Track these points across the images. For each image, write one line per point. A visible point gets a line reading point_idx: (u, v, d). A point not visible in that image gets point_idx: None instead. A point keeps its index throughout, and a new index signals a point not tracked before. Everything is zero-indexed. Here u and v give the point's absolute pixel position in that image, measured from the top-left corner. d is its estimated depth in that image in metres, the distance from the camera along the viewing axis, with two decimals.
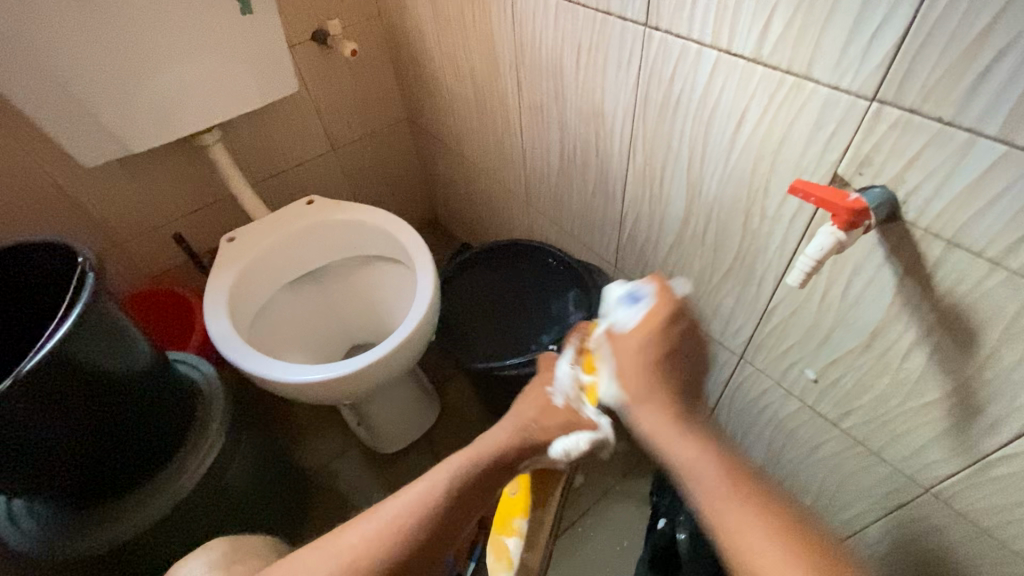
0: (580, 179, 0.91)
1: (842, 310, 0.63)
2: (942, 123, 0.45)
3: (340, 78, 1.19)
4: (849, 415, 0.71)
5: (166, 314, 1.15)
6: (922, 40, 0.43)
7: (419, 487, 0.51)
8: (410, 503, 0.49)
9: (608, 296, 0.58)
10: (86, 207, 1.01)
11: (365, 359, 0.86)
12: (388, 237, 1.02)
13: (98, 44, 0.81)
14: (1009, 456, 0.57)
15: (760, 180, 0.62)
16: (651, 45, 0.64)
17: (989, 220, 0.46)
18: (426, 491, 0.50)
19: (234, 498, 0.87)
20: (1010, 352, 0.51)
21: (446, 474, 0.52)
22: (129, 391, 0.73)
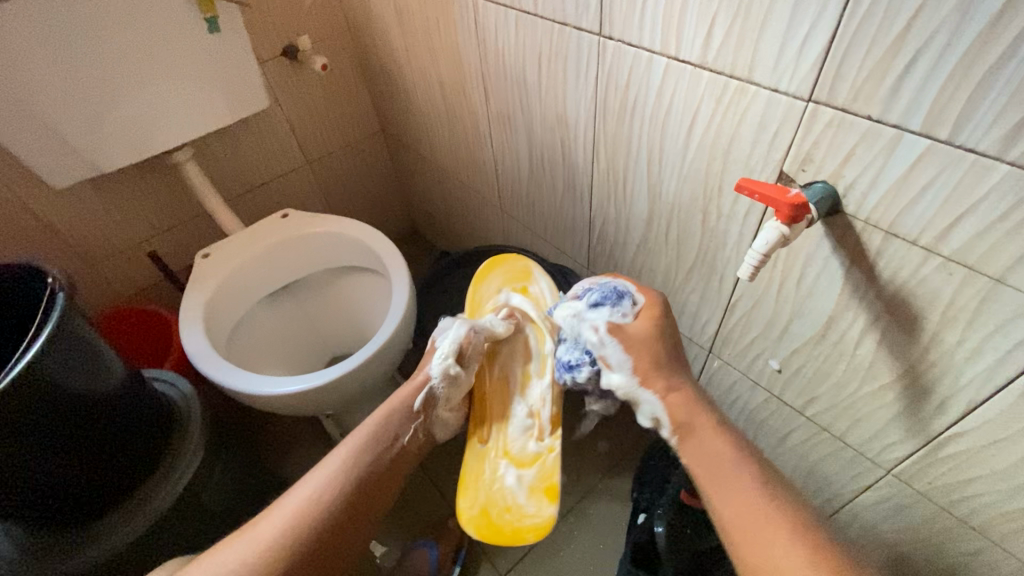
0: (549, 184, 0.94)
1: (798, 301, 0.66)
2: (871, 121, 0.48)
3: (312, 92, 1.20)
4: (812, 402, 0.74)
5: (143, 333, 1.15)
6: (848, 43, 0.46)
7: (338, 457, 0.64)
8: (301, 505, 0.59)
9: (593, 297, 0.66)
10: (57, 229, 1.00)
11: (341, 369, 0.87)
12: (363, 248, 1.03)
13: (63, 66, 0.82)
14: (958, 435, 0.59)
15: (714, 179, 0.65)
16: (606, 53, 0.67)
17: (921, 209, 0.49)
18: (345, 459, 0.64)
19: (210, 511, 0.88)
20: (950, 334, 0.53)
21: (367, 433, 0.68)
22: (105, 410, 0.73)
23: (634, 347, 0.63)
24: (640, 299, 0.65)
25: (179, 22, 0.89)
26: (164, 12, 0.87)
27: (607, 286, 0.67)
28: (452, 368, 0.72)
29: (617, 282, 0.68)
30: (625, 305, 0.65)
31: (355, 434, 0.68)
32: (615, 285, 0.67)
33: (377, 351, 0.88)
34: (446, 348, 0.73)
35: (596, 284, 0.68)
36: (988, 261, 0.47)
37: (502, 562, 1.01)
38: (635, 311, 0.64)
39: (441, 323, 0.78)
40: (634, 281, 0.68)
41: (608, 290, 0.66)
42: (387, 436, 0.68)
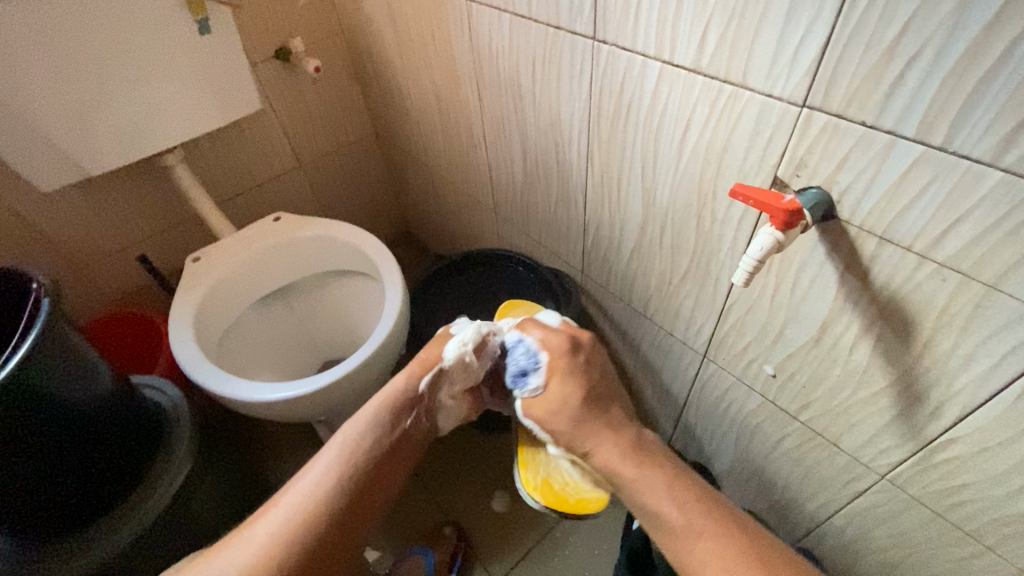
0: (543, 188, 0.93)
1: (792, 307, 0.65)
2: (866, 127, 0.48)
3: (305, 95, 1.19)
4: (806, 407, 0.73)
5: (132, 337, 1.13)
6: (841, 50, 0.46)
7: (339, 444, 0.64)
8: (312, 494, 0.59)
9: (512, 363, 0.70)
10: (45, 232, 0.99)
11: (333, 375, 0.86)
12: (356, 251, 1.03)
13: (49, 66, 0.80)
14: (952, 440, 0.59)
15: (709, 185, 0.64)
16: (600, 57, 0.67)
17: (915, 215, 0.49)
18: (349, 443, 0.64)
19: (199, 519, 0.87)
20: (944, 340, 0.53)
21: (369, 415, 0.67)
22: (90, 417, 0.71)
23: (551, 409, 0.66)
24: (544, 366, 0.68)
25: (168, 24, 0.88)
26: (154, 13, 0.86)
27: (516, 348, 0.71)
28: (469, 355, 0.72)
29: (528, 340, 0.70)
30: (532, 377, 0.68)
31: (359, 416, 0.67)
32: (526, 346, 0.70)
33: (370, 356, 0.88)
34: (467, 336, 0.72)
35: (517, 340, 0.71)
36: (983, 267, 0.47)
37: (496, 568, 1.00)
38: (544, 379, 0.67)
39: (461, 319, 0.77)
40: (538, 332, 0.71)
41: (517, 364, 0.70)
42: (388, 415, 0.67)
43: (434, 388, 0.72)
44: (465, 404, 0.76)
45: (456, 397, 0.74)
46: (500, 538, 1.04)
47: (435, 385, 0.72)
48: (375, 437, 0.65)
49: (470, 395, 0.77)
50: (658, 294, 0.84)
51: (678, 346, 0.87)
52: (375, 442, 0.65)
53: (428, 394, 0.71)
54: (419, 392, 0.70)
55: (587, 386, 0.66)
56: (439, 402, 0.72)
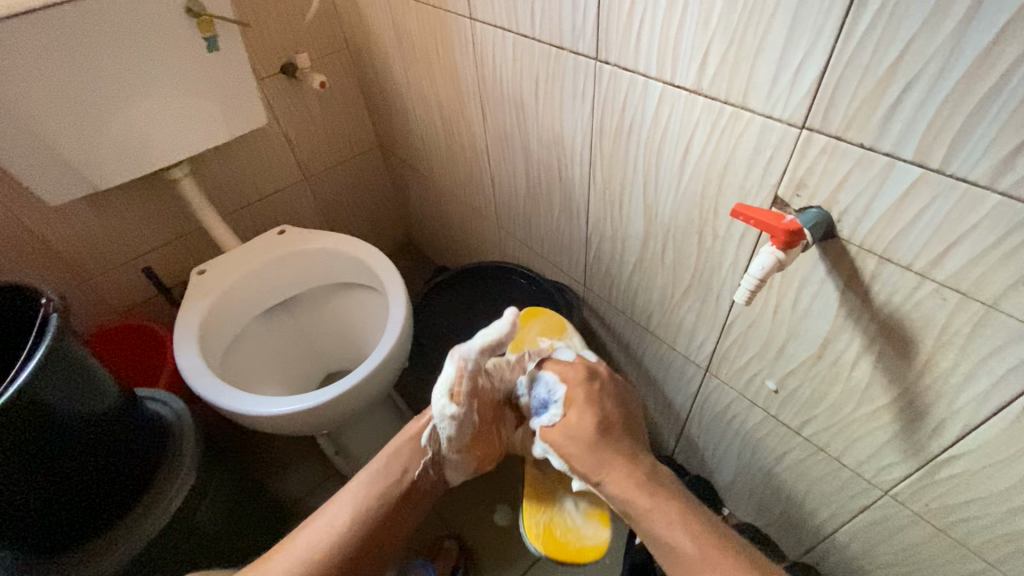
0: (546, 203, 0.94)
1: (793, 323, 0.66)
2: (864, 149, 0.49)
3: (310, 109, 1.21)
4: (808, 423, 0.74)
5: (136, 350, 1.14)
6: (840, 74, 0.47)
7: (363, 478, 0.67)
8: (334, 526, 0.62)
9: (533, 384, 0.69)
10: (53, 245, 1.00)
11: (337, 389, 0.86)
12: (360, 264, 1.03)
13: (60, 82, 0.82)
14: (954, 457, 0.59)
15: (710, 202, 0.65)
16: (602, 77, 0.68)
17: (914, 235, 0.49)
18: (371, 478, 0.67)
19: (205, 531, 0.87)
20: (944, 358, 0.54)
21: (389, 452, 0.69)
22: (98, 431, 0.72)
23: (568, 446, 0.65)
24: (562, 400, 0.67)
25: (178, 41, 0.90)
26: (164, 31, 0.88)
27: (537, 390, 0.69)
28: (451, 411, 0.65)
29: (547, 377, 0.69)
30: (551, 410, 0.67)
31: (380, 457, 0.69)
32: (547, 382, 0.68)
33: (374, 369, 0.88)
34: (445, 402, 0.65)
35: (534, 382, 0.70)
36: (982, 287, 0.48)
37: None
38: (562, 412, 0.66)
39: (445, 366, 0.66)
40: (555, 370, 0.70)
41: (537, 397, 0.69)
42: (395, 469, 0.68)
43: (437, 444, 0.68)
44: (476, 457, 0.70)
45: (462, 451, 0.69)
46: (502, 552, 1.03)
47: (435, 438, 0.68)
48: (379, 489, 0.66)
49: (481, 444, 0.70)
50: (659, 308, 0.85)
51: (680, 360, 0.88)
52: (382, 492, 0.66)
53: (434, 450, 0.68)
54: (424, 446, 0.68)
55: (604, 416, 0.66)
56: (446, 458, 0.69)
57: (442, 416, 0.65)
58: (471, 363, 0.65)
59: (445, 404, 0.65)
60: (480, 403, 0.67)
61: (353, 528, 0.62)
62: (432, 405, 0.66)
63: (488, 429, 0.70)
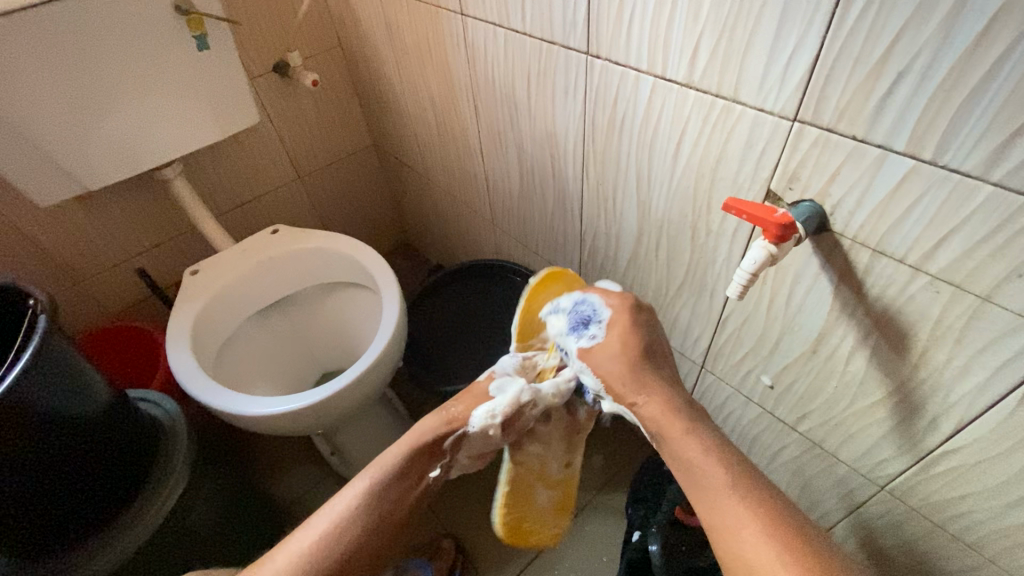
0: (539, 200, 0.93)
1: (788, 318, 0.65)
2: (857, 141, 0.48)
3: (302, 107, 1.20)
4: (805, 418, 0.73)
5: (130, 352, 1.13)
6: (830, 65, 0.46)
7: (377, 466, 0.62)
8: (340, 514, 0.58)
9: (557, 305, 0.65)
10: (46, 247, 0.99)
11: (332, 388, 0.86)
12: (354, 263, 1.03)
13: (49, 82, 0.81)
14: (951, 451, 0.59)
15: (702, 197, 0.65)
16: (594, 71, 0.67)
17: (907, 228, 0.49)
18: (385, 466, 0.62)
19: (197, 533, 0.86)
20: (939, 351, 0.53)
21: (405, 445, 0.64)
22: (88, 432, 0.71)
23: (602, 366, 0.59)
24: (606, 319, 0.60)
25: (167, 39, 0.89)
26: (153, 29, 0.87)
27: (579, 306, 0.63)
28: (494, 427, 0.64)
29: (592, 298, 0.63)
30: (593, 329, 0.61)
31: (396, 446, 0.64)
32: (591, 303, 0.62)
33: (368, 368, 0.88)
34: (498, 407, 0.64)
35: (575, 301, 0.63)
36: (976, 279, 0.47)
37: None
38: (603, 329, 0.60)
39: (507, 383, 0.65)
40: (600, 291, 0.63)
41: (578, 313, 0.62)
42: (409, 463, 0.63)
43: (456, 447, 0.66)
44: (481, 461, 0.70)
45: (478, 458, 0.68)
46: (499, 549, 1.03)
47: (458, 444, 0.66)
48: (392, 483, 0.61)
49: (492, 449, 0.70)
50: (655, 305, 0.84)
51: (675, 356, 0.87)
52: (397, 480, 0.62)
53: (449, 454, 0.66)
54: (442, 449, 0.65)
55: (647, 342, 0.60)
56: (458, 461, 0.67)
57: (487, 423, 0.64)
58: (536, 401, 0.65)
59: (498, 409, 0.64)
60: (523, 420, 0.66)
61: (361, 517, 0.58)
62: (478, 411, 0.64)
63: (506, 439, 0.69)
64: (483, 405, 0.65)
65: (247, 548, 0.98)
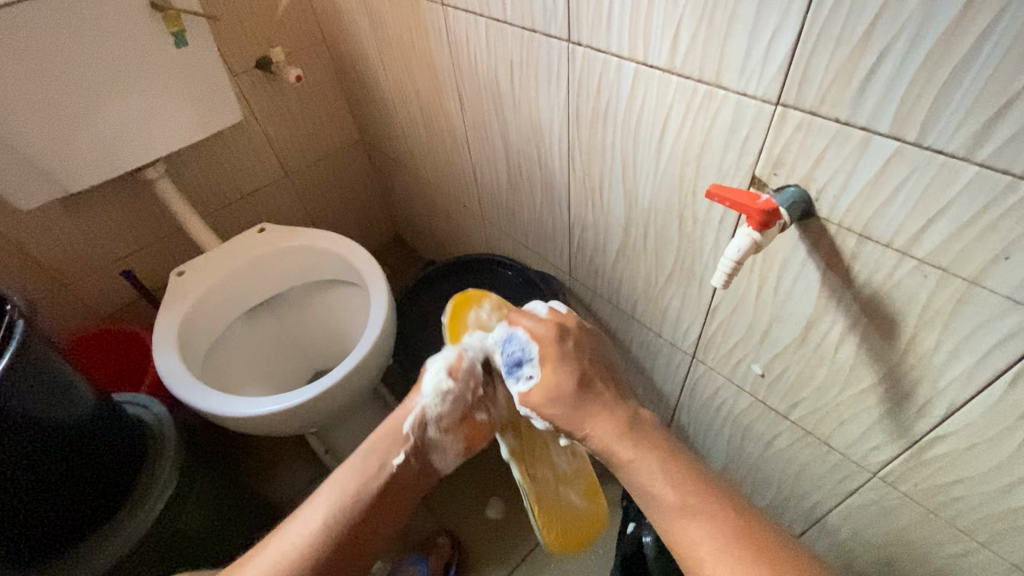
0: (527, 192, 0.92)
1: (777, 305, 0.64)
2: (840, 124, 0.47)
3: (287, 103, 1.18)
4: (796, 406, 0.73)
5: (119, 355, 1.12)
6: (812, 46, 0.45)
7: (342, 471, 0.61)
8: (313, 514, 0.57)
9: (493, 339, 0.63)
10: (29, 251, 0.98)
11: (320, 387, 0.85)
12: (342, 260, 1.02)
13: (25, 84, 0.80)
14: (942, 437, 0.58)
15: (689, 185, 0.64)
16: (576, 59, 0.66)
17: (893, 211, 0.48)
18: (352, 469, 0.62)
19: (189, 535, 0.86)
20: (927, 337, 0.53)
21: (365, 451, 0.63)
22: (72, 438, 0.71)
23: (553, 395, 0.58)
24: (537, 357, 0.60)
25: (145, 37, 0.88)
26: (129, 28, 0.85)
27: (508, 345, 0.62)
28: (444, 391, 0.64)
29: (518, 334, 0.61)
30: (527, 369, 0.60)
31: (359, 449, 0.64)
32: (517, 340, 0.61)
33: (357, 366, 0.87)
34: (439, 374, 0.65)
35: (505, 339, 0.62)
36: (963, 262, 0.46)
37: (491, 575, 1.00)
38: (537, 365, 0.59)
39: (440, 355, 0.66)
40: (526, 325, 0.62)
41: (510, 354, 0.61)
42: (372, 465, 0.62)
43: (422, 430, 0.65)
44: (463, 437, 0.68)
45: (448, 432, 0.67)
46: (494, 544, 1.03)
47: (419, 425, 0.65)
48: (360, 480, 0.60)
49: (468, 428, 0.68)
50: (645, 295, 0.84)
51: (666, 347, 0.87)
52: (359, 488, 0.60)
53: (418, 436, 0.65)
54: (407, 433, 0.65)
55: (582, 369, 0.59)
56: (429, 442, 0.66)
57: (437, 390, 0.64)
58: (472, 356, 0.65)
59: (441, 379, 0.64)
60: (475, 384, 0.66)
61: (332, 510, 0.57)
62: (426, 379, 0.65)
63: (473, 410, 0.67)
64: (428, 379, 0.65)
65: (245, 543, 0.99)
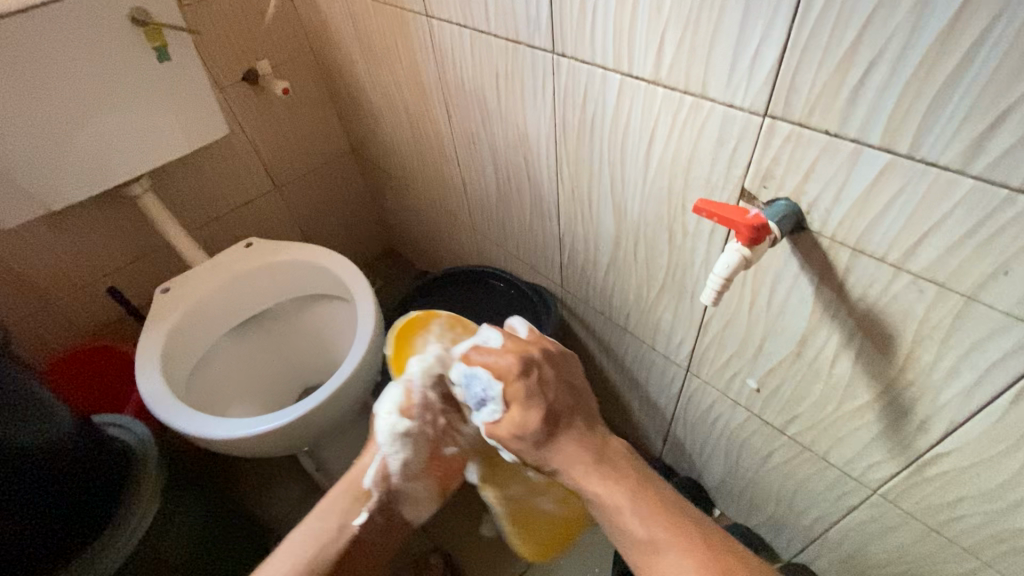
0: (517, 203, 0.91)
1: (771, 319, 0.63)
2: (830, 136, 0.46)
3: (274, 116, 1.17)
4: (793, 421, 0.71)
5: (105, 373, 1.10)
6: (799, 57, 0.44)
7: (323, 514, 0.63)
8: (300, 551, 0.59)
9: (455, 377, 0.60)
10: (12, 270, 0.96)
11: (305, 407, 0.83)
12: (330, 275, 1.00)
13: (3, 101, 0.78)
14: (943, 454, 0.57)
15: (677, 198, 0.62)
16: (561, 70, 0.65)
17: (886, 225, 0.47)
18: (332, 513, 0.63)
19: (170, 563, 0.83)
20: (925, 353, 0.51)
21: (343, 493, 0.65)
22: (46, 462, 0.68)
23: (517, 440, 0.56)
24: (499, 396, 0.56)
25: (127, 52, 0.86)
26: (111, 44, 0.84)
27: (470, 382, 0.58)
28: (399, 432, 0.65)
29: (478, 372, 0.57)
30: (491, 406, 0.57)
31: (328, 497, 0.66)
32: (480, 379, 0.57)
33: (343, 384, 0.85)
34: (394, 420, 0.65)
35: (467, 375, 0.58)
36: (959, 277, 0.45)
37: None
38: (500, 406, 0.56)
39: (388, 392, 0.66)
40: (485, 361, 0.58)
41: (472, 391, 0.58)
42: (332, 526, 0.62)
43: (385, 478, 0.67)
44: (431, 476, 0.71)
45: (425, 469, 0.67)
46: (488, 563, 1.01)
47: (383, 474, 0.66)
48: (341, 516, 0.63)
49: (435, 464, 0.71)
50: (637, 308, 0.82)
51: (660, 360, 0.85)
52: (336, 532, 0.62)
53: (383, 485, 0.67)
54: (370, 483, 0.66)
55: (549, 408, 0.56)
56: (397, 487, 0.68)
57: (393, 434, 0.65)
58: (419, 388, 0.65)
59: (397, 422, 0.65)
60: (429, 416, 0.67)
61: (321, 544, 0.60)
62: (379, 426, 0.65)
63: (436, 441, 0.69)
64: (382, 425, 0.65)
65: (238, 562, 0.96)
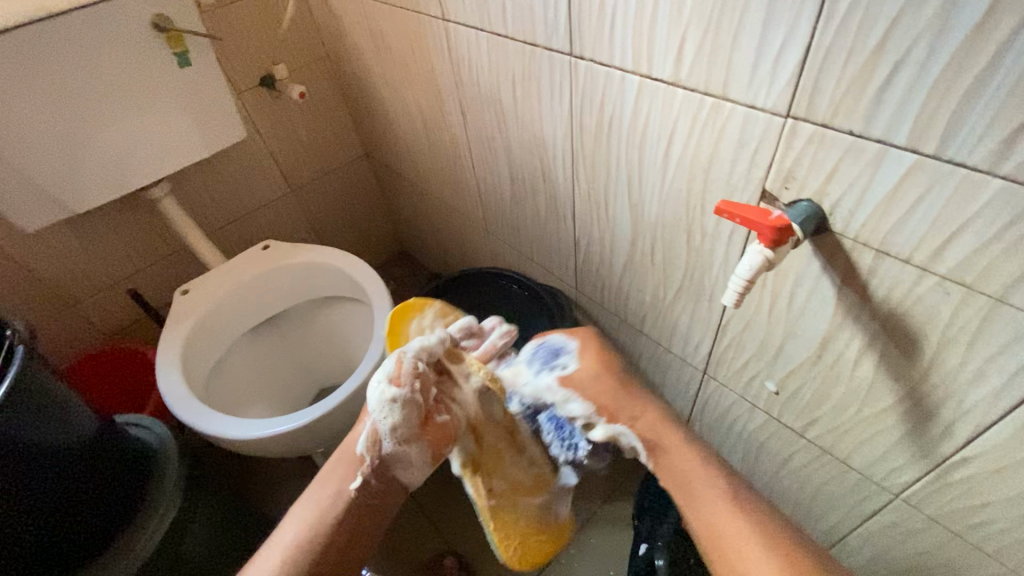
0: (532, 206, 0.91)
1: (791, 322, 0.62)
2: (854, 136, 0.45)
3: (291, 119, 1.18)
4: (813, 424, 0.70)
5: (124, 374, 1.12)
6: (822, 57, 0.44)
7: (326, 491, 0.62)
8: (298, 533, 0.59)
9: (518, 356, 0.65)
10: (36, 272, 0.98)
11: (323, 408, 0.83)
12: (346, 277, 1.01)
13: (29, 107, 0.80)
14: (969, 458, 0.56)
15: (696, 199, 0.62)
16: (579, 72, 0.65)
17: (911, 226, 0.46)
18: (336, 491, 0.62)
19: (189, 561, 0.84)
20: (951, 356, 0.50)
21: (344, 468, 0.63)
22: (72, 461, 0.70)
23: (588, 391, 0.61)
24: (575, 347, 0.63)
25: (149, 57, 0.88)
26: (133, 50, 0.86)
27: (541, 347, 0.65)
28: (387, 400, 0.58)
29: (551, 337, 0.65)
30: (563, 359, 0.63)
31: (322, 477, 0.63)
32: (552, 342, 0.65)
33: (360, 386, 0.85)
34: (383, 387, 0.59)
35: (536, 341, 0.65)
36: (987, 279, 0.44)
37: None
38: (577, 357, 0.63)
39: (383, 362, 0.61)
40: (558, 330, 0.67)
41: (543, 351, 0.64)
42: (329, 493, 0.61)
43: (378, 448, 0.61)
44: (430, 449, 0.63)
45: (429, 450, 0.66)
46: (502, 565, 1.01)
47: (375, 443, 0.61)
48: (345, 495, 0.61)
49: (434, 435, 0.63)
50: (654, 309, 0.82)
51: (676, 362, 0.85)
52: (337, 506, 0.61)
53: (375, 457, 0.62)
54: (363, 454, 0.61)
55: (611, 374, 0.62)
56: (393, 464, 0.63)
57: (381, 402, 0.58)
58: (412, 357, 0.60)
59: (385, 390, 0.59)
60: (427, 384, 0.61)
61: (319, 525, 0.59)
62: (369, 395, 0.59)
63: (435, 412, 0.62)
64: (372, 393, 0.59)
65: (254, 561, 0.97)
